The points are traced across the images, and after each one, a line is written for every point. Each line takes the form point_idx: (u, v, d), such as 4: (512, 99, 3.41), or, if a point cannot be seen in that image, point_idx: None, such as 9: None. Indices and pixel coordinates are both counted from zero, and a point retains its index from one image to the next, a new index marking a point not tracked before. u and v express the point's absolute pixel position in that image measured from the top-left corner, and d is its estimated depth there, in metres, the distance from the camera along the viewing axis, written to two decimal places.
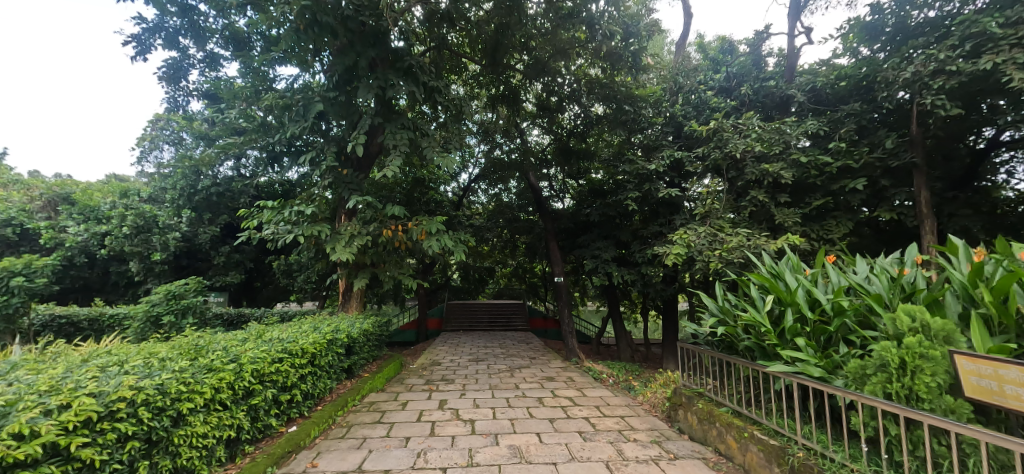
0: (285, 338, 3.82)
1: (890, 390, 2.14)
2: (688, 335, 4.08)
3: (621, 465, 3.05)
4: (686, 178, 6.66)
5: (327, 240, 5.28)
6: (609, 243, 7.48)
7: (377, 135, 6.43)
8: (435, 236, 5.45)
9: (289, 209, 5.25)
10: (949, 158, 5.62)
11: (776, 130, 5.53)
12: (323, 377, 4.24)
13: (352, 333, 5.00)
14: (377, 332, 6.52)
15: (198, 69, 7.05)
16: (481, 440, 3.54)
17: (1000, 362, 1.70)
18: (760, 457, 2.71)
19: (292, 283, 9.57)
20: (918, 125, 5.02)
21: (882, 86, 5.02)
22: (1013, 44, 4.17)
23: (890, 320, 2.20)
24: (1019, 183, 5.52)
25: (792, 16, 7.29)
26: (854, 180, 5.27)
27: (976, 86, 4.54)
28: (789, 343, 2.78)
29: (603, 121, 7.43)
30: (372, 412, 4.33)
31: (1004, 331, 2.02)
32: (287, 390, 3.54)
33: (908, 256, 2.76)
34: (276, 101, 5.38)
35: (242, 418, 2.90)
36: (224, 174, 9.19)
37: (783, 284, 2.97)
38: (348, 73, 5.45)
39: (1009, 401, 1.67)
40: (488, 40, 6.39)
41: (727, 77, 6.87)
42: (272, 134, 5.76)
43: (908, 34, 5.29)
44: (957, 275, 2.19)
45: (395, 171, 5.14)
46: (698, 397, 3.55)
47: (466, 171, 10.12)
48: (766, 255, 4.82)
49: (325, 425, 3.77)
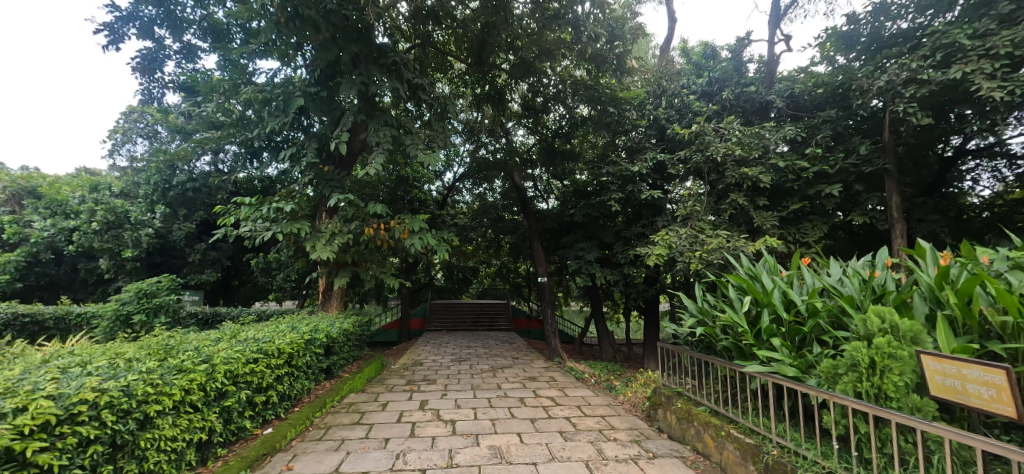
0: (261, 338, 3.73)
1: (860, 389, 2.20)
2: (669, 335, 4.12)
3: (601, 465, 3.05)
4: (668, 181, 6.75)
5: (307, 238, 5.17)
6: (592, 244, 7.52)
7: (360, 132, 6.33)
8: (418, 234, 5.37)
9: (267, 205, 5.10)
10: (919, 165, 5.84)
11: (756, 134, 5.65)
12: (300, 378, 4.13)
13: (331, 333, 4.91)
14: (357, 332, 6.42)
15: (175, 61, 6.82)
16: (462, 440, 3.51)
17: (964, 361, 1.76)
18: (736, 455, 2.75)
19: (271, 282, 9.37)
20: (890, 132, 5.17)
21: (857, 94, 5.17)
22: (980, 55, 4.33)
23: (861, 321, 2.27)
24: (983, 189, 5.80)
25: (772, 24, 7.45)
26: (830, 185, 5.42)
27: (946, 95, 4.67)
28: (765, 343, 2.83)
29: (588, 123, 7.49)
30: (352, 413, 4.26)
31: (968, 331, 2.07)
32: (262, 391, 3.45)
33: (880, 259, 2.85)
34: (254, 95, 5.22)
35: (214, 420, 2.80)
36: (201, 169, 8.93)
37: (760, 286, 3.04)
38: (331, 68, 5.37)
39: (973, 400, 1.74)
40: (474, 38, 6.35)
41: (709, 82, 6.98)
42: (251, 129, 5.63)
43: (882, 44, 5.50)
44: (924, 278, 2.27)
45: (378, 169, 5.06)
46: (677, 396, 3.60)
47: (450, 171, 10.06)
48: (745, 256, 4.91)
49: (302, 427, 3.69)
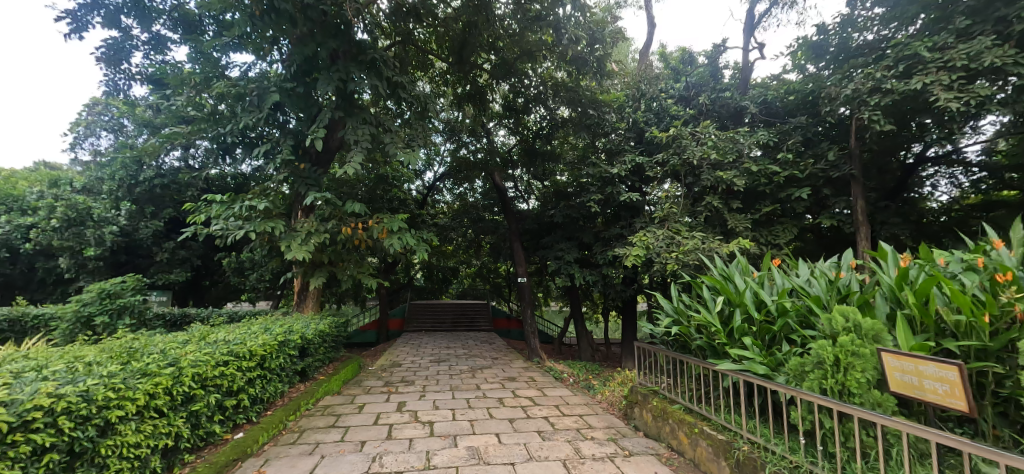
0: (232, 340, 3.62)
1: (826, 386, 2.28)
2: (645, 334, 4.18)
3: (578, 464, 3.08)
4: (646, 183, 6.87)
5: (282, 237, 5.05)
6: (572, 245, 7.58)
7: (337, 130, 6.21)
8: (397, 234, 5.29)
9: (240, 203, 4.95)
10: (883, 171, 6.09)
11: (730, 139, 5.79)
12: (273, 381, 4.02)
13: (306, 334, 4.81)
14: (334, 333, 6.31)
15: (143, 52, 6.55)
16: (440, 442, 3.49)
17: (921, 358, 1.84)
18: (709, 452, 2.82)
19: (244, 282, 9.11)
20: (856, 139, 5.39)
21: (826, 101, 5.38)
22: (938, 67, 4.54)
23: (827, 320, 2.36)
24: (942, 195, 6.13)
25: (747, 32, 7.66)
26: (800, 189, 5.61)
27: (908, 104, 4.89)
28: (737, 342, 2.91)
29: (569, 124, 7.56)
30: (327, 416, 4.18)
31: (925, 330, 2.17)
32: (233, 394, 3.34)
33: (845, 260, 2.96)
34: (227, 89, 5.05)
35: (181, 425, 2.70)
36: (170, 165, 8.61)
37: (733, 286, 3.13)
38: (307, 64, 5.27)
39: (929, 395, 1.82)
40: (455, 37, 6.33)
41: (686, 86, 7.06)
42: (223, 124, 5.45)
43: (849, 54, 5.76)
44: (886, 279, 2.37)
45: (357, 167, 4.98)
46: (653, 395, 3.65)
47: (431, 170, 9.99)
48: (719, 258, 5.04)
49: (275, 431, 3.59)
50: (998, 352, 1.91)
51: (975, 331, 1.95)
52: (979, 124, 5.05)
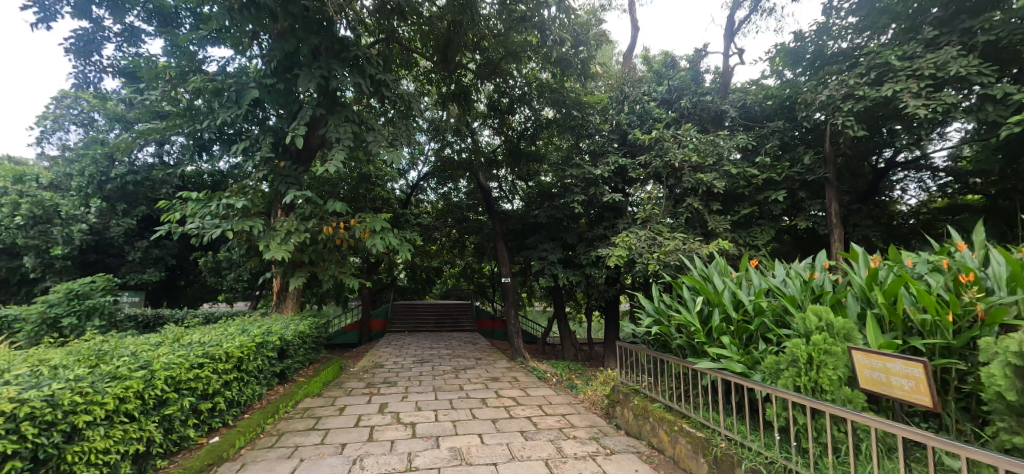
0: (207, 342, 3.52)
1: (799, 383, 2.35)
2: (627, 334, 4.23)
3: (560, 463, 3.10)
4: (629, 184, 6.97)
5: (261, 236, 4.94)
6: (556, 245, 7.61)
7: (318, 127, 6.12)
8: (379, 234, 5.23)
9: (217, 201, 4.83)
10: (856, 174, 6.30)
11: (711, 142, 5.91)
12: (251, 384, 3.92)
13: (285, 335, 4.72)
14: (314, 334, 6.20)
15: (115, 44, 6.33)
16: (422, 443, 3.46)
17: (889, 355, 1.91)
18: (688, 449, 2.87)
19: (221, 282, 8.89)
20: (830, 143, 5.55)
21: (802, 106, 5.53)
22: (907, 75, 4.71)
23: (801, 320, 2.43)
24: (910, 198, 6.39)
25: (727, 37, 7.82)
26: (777, 191, 5.76)
27: (879, 110, 5.05)
28: (715, 341, 2.98)
29: (553, 125, 7.61)
30: (306, 418, 4.11)
31: (893, 329, 2.25)
32: (208, 398, 3.25)
33: (819, 261, 3.05)
34: (204, 84, 4.92)
35: (154, 430, 2.62)
36: (143, 161, 8.34)
37: (711, 286, 3.19)
38: (288, 60, 5.17)
39: (896, 391, 1.89)
40: (440, 36, 6.31)
41: (669, 90, 7.16)
42: (200, 119, 5.31)
43: (825, 61, 5.95)
44: (857, 279, 2.45)
45: (338, 165, 4.90)
46: (634, 394, 3.70)
47: (415, 170, 9.91)
48: (699, 258, 5.13)
49: (252, 435, 3.51)
50: (960, 350, 2.00)
51: (939, 330, 2.03)
52: (946, 131, 5.27)
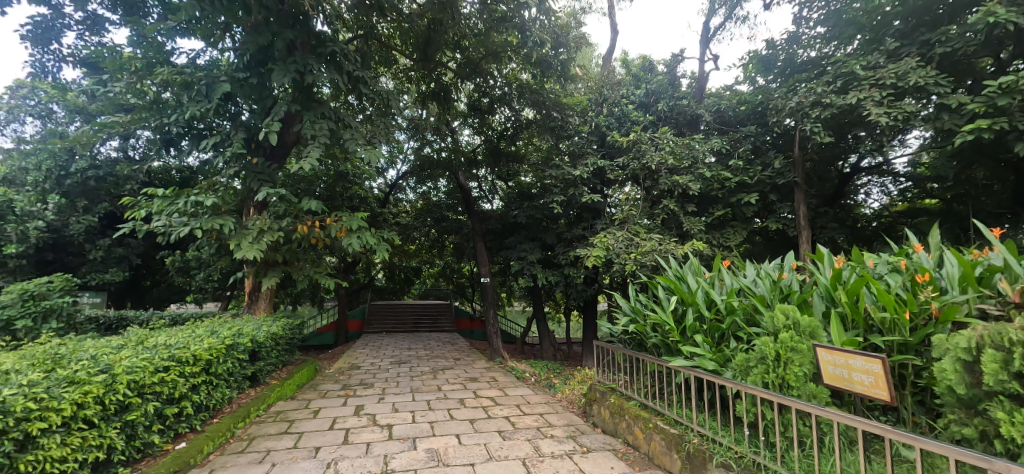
0: (174, 344, 3.40)
1: (767, 380, 2.44)
2: (604, 333, 4.28)
3: (538, 462, 3.11)
4: (607, 186, 7.06)
5: (231, 235, 4.78)
6: (535, 246, 7.63)
7: (294, 123, 5.98)
8: (356, 233, 5.13)
9: (184, 198, 4.66)
10: (823, 179, 6.55)
11: (687, 145, 6.05)
12: (220, 387, 3.80)
13: (257, 337, 4.59)
14: (288, 335, 6.06)
15: (76, 32, 6.03)
16: (398, 445, 3.43)
17: (850, 352, 2.00)
18: (662, 445, 2.94)
19: (189, 283, 8.58)
20: (799, 148, 5.75)
21: (773, 112, 5.72)
22: (871, 84, 4.92)
23: (770, 318, 2.51)
24: (873, 202, 6.69)
25: (703, 43, 8.02)
26: (749, 194, 5.94)
27: (845, 117, 5.26)
28: (689, 340, 3.05)
29: (533, 126, 7.66)
30: (279, 422, 4.01)
31: (855, 327, 2.34)
32: (174, 402, 3.13)
33: (788, 262, 3.16)
34: (172, 76, 4.74)
35: (116, 437, 2.51)
36: (106, 155, 7.97)
37: (686, 286, 3.27)
38: (262, 54, 5.03)
39: (857, 386, 1.97)
40: (420, 34, 6.27)
41: (646, 93, 7.30)
42: (167, 113, 5.10)
43: (795, 69, 6.20)
44: (823, 279, 2.55)
45: (314, 163, 4.80)
46: (611, 392, 3.76)
47: (394, 168, 9.79)
48: (674, 259, 5.24)
49: (221, 440, 3.41)
50: (917, 346, 2.10)
51: (897, 327, 2.13)
52: (906, 138, 5.53)
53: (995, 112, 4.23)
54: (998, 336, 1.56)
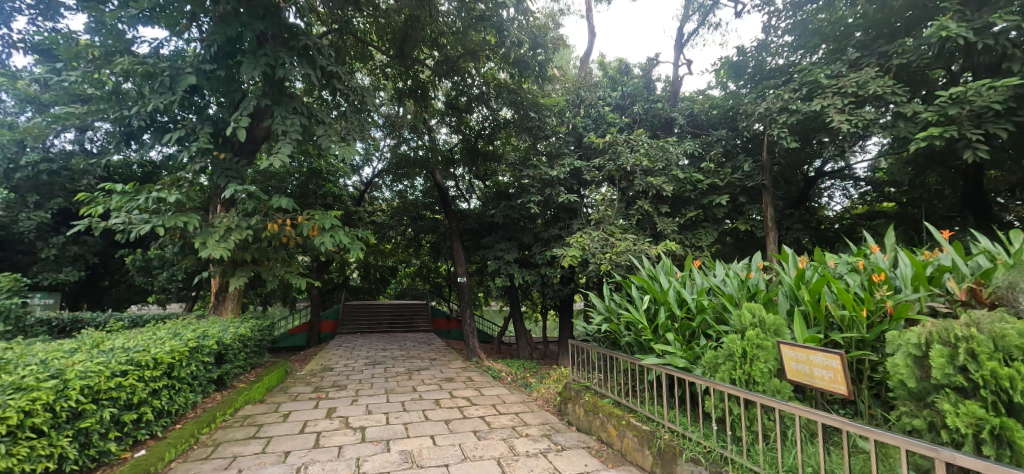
0: (133, 347, 3.24)
1: (734, 376, 2.51)
2: (580, 332, 4.33)
3: (512, 461, 3.12)
4: (584, 186, 7.13)
5: (196, 233, 4.59)
6: (512, 245, 7.64)
7: (264, 118, 5.80)
8: (329, 232, 5.01)
9: (146, 195, 4.45)
10: (790, 182, 6.80)
11: (661, 147, 6.17)
12: (184, 391, 3.64)
13: (224, 338, 4.43)
14: (257, 336, 5.87)
15: (28, 17, 5.68)
16: (371, 447, 3.37)
17: (811, 349, 2.08)
18: (634, 442, 3.00)
19: (152, 283, 8.21)
20: (767, 153, 5.96)
21: (744, 117, 5.92)
22: (833, 92, 5.14)
23: (737, 316, 2.59)
24: (836, 204, 7.00)
25: (677, 48, 8.22)
26: (719, 196, 6.12)
27: (809, 123, 5.48)
28: (661, 338, 3.12)
29: (510, 126, 7.67)
30: (247, 426, 3.88)
31: (817, 324, 2.44)
32: (132, 408, 2.99)
33: (755, 261, 3.26)
34: (133, 66, 4.53)
35: (68, 446, 2.38)
36: (61, 148, 7.54)
37: (658, 285, 3.34)
38: (231, 46, 4.86)
39: (817, 381, 2.06)
40: (397, 30, 6.19)
41: (622, 95, 7.43)
42: (128, 105, 4.87)
43: (764, 75, 6.42)
44: (788, 278, 2.64)
45: (285, 159, 4.66)
46: (585, 390, 3.80)
47: (369, 166, 9.62)
48: (647, 259, 5.35)
49: (184, 446, 3.28)
50: (873, 342, 2.20)
51: (855, 325, 2.24)
52: (866, 144, 5.81)
53: (946, 121, 4.47)
54: (945, 333, 1.65)
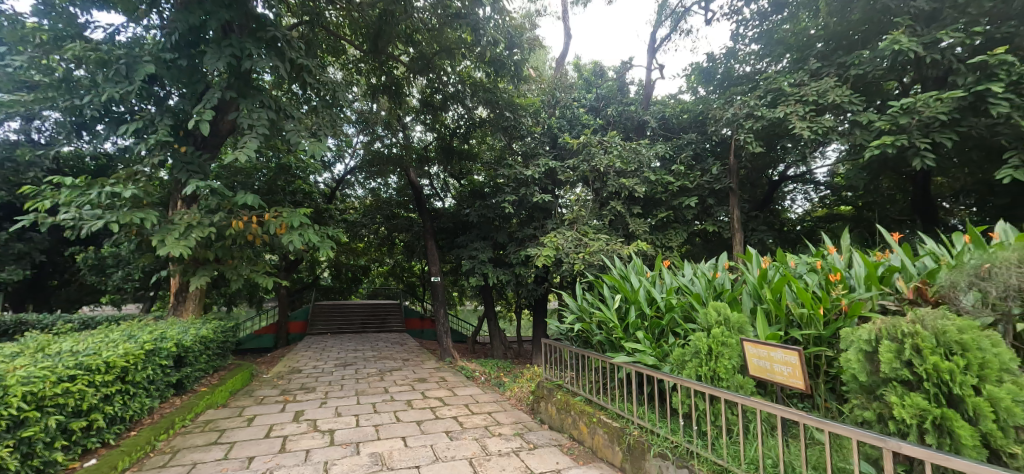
0: (82, 351, 3.06)
1: (700, 372, 2.59)
2: (553, 331, 4.36)
3: (484, 461, 3.12)
4: (558, 186, 7.20)
5: (154, 230, 4.37)
6: (486, 244, 7.63)
7: (229, 111, 5.59)
8: (298, 230, 4.86)
9: (98, 189, 4.20)
10: (755, 185, 7.06)
11: (634, 149, 6.31)
12: (139, 396, 3.47)
13: (184, 341, 4.24)
14: (220, 338, 5.64)
15: None
16: (340, 451, 3.30)
17: (772, 346, 2.17)
18: (605, 439, 3.05)
19: (105, 282, 7.76)
20: (735, 156, 6.16)
21: (713, 121, 6.12)
22: (796, 100, 5.37)
23: (704, 314, 2.67)
24: (798, 207, 7.32)
25: (650, 52, 8.40)
26: (689, 198, 6.30)
27: (773, 129, 5.71)
28: (631, 336, 3.19)
29: (486, 125, 7.66)
30: (208, 432, 3.73)
31: (778, 322, 2.55)
32: (82, 415, 2.82)
33: (721, 262, 3.37)
34: (85, 52, 4.28)
35: (8, 457, 2.22)
36: (3, 137, 7.02)
37: (629, 285, 3.41)
38: (194, 34, 4.65)
39: (778, 376, 2.14)
40: (371, 24, 6.07)
41: (596, 98, 7.55)
42: (79, 93, 4.59)
43: (732, 82, 6.67)
44: (751, 278, 2.75)
45: (251, 154, 4.48)
46: (557, 389, 3.84)
47: (341, 162, 9.41)
48: (619, 258, 5.45)
49: (140, 454, 3.12)
50: (829, 339, 2.31)
51: (812, 322, 2.35)
52: (826, 150, 6.09)
53: (897, 130, 4.75)
54: (893, 329, 1.76)
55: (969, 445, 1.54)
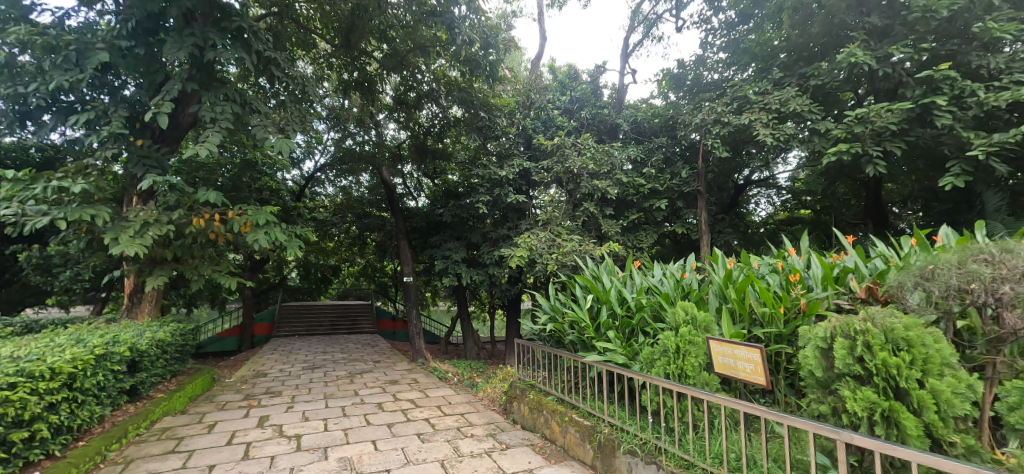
0: (23, 356, 2.85)
1: (669, 370, 2.66)
2: (526, 331, 4.37)
3: (455, 463, 3.10)
4: (532, 187, 7.27)
5: (106, 228, 4.13)
6: (460, 244, 7.59)
7: (190, 104, 5.35)
8: (263, 228, 4.67)
9: (42, 183, 3.93)
10: (722, 188, 7.31)
11: (606, 152, 6.42)
12: (89, 404, 3.27)
13: (139, 344, 4.02)
14: (179, 341, 5.38)
15: None
16: (307, 456, 3.20)
17: (736, 344, 2.24)
18: (576, 437, 3.09)
19: (51, 282, 7.27)
20: (703, 161, 6.36)
21: (682, 126, 6.31)
22: (760, 108, 5.59)
23: (672, 314, 2.73)
24: (761, 210, 7.64)
25: (623, 57, 8.57)
26: (659, 200, 6.46)
27: (738, 135, 5.92)
28: (602, 336, 3.24)
29: (460, 124, 7.61)
30: (165, 440, 3.55)
31: (742, 321, 2.64)
32: (22, 425, 2.63)
33: (689, 262, 3.47)
34: (31, 37, 4.00)
35: None
36: None
37: (600, 285, 3.47)
38: (152, 22, 4.41)
39: (741, 373, 2.22)
40: (342, 19, 5.92)
41: (570, 100, 7.69)
42: (23, 79, 4.29)
43: (701, 88, 6.92)
44: (717, 278, 2.84)
45: (213, 149, 4.29)
46: (530, 389, 3.86)
47: (311, 159, 9.15)
48: (592, 259, 5.52)
49: (89, 465, 2.94)
50: (788, 336, 2.41)
51: (773, 320, 2.45)
52: (788, 156, 6.36)
53: (852, 138, 5.01)
54: (846, 327, 1.85)
55: (913, 435, 1.64)
